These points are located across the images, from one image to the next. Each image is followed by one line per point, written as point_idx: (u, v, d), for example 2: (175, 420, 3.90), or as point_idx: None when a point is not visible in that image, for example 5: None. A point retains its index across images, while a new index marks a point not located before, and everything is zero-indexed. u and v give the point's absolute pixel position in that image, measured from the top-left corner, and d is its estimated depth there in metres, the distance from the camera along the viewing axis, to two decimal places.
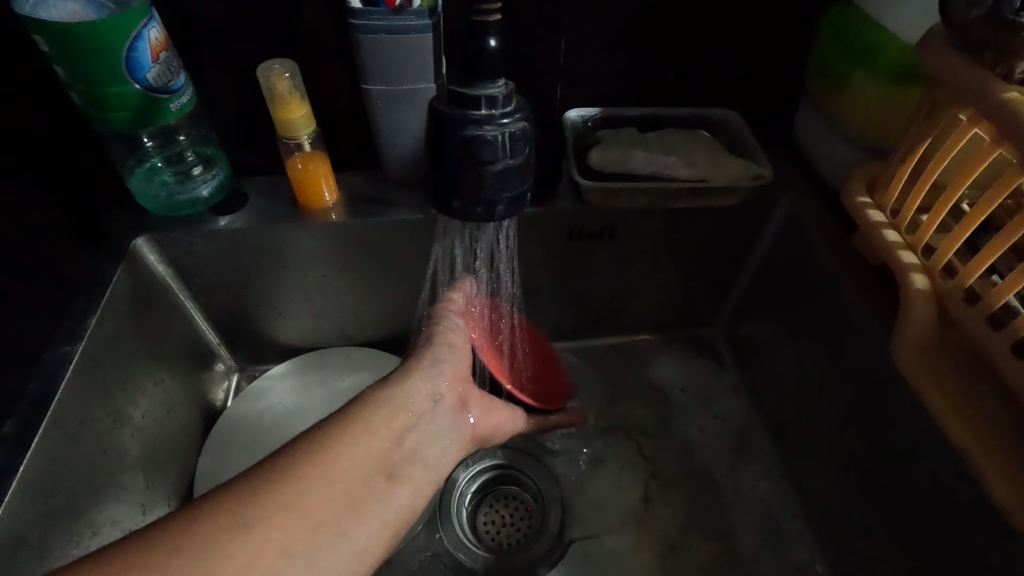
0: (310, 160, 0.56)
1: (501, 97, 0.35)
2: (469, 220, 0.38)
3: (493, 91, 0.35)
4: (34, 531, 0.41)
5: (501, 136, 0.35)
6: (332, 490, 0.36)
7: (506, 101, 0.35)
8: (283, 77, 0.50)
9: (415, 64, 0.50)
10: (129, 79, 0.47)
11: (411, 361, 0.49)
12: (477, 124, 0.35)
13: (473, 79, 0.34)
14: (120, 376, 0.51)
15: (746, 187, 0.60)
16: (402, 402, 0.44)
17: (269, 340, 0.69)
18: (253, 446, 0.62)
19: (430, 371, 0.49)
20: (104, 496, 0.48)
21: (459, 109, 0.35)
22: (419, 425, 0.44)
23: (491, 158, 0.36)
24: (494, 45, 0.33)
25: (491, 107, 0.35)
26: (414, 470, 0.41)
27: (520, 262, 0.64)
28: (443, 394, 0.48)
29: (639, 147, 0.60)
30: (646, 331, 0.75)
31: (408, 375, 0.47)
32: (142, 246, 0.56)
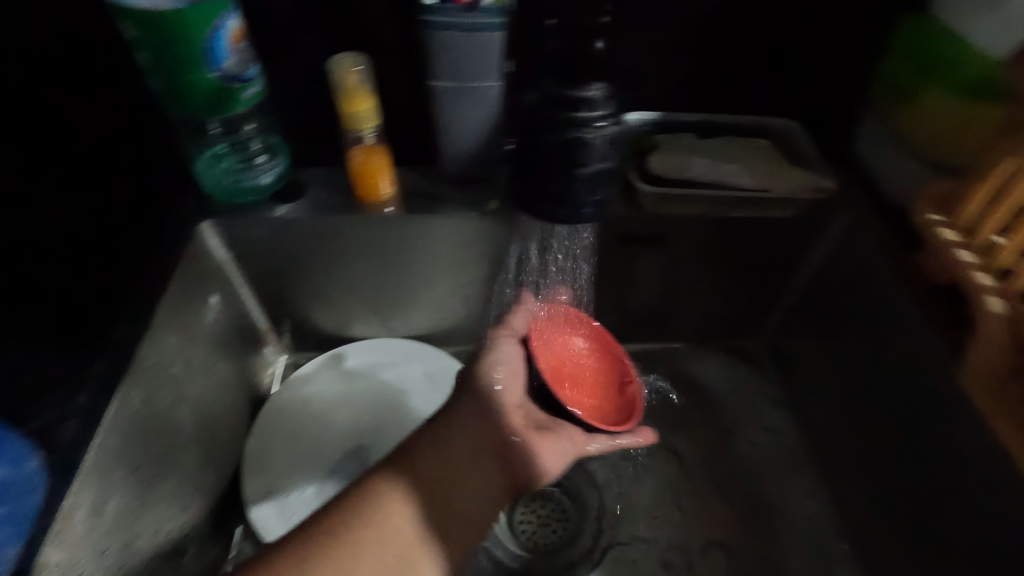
0: (370, 154, 0.55)
1: (598, 99, 0.39)
2: (553, 219, 0.42)
3: (591, 94, 0.39)
4: (99, 526, 0.43)
5: (599, 139, 0.40)
6: (385, 553, 0.40)
7: (601, 105, 0.40)
8: (353, 71, 0.51)
9: (482, 61, 0.51)
10: (206, 67, 0.48)
11: (456, 404, 0.50)
12: (577, 128, 0.39)
13: (572, 83, 0.39)
14: (182, 355, 0.53)
15: (807, 199, 0.60)
16: (447, 454, 0.46)
17: (315, 328, 0.70)
18: (298, 433, 0.64)
19: (477, 417, 0.50)
20: (164, 490, 0.50)
21: (561, 110, 0.40)
22: (466, 477, 0.46)
23: (587, 160, 0.40)
24: (599, 47, 0.38)
25: (590, 109, 0.39)
26: (461, 527, 0.45)
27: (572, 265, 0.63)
28: (488, 440, 0.49)
29: (698, 153, 0.60)
30: (688, 339, 0.74)
31: (453, 422, 0.48)
32: (206, 231, 0.57)
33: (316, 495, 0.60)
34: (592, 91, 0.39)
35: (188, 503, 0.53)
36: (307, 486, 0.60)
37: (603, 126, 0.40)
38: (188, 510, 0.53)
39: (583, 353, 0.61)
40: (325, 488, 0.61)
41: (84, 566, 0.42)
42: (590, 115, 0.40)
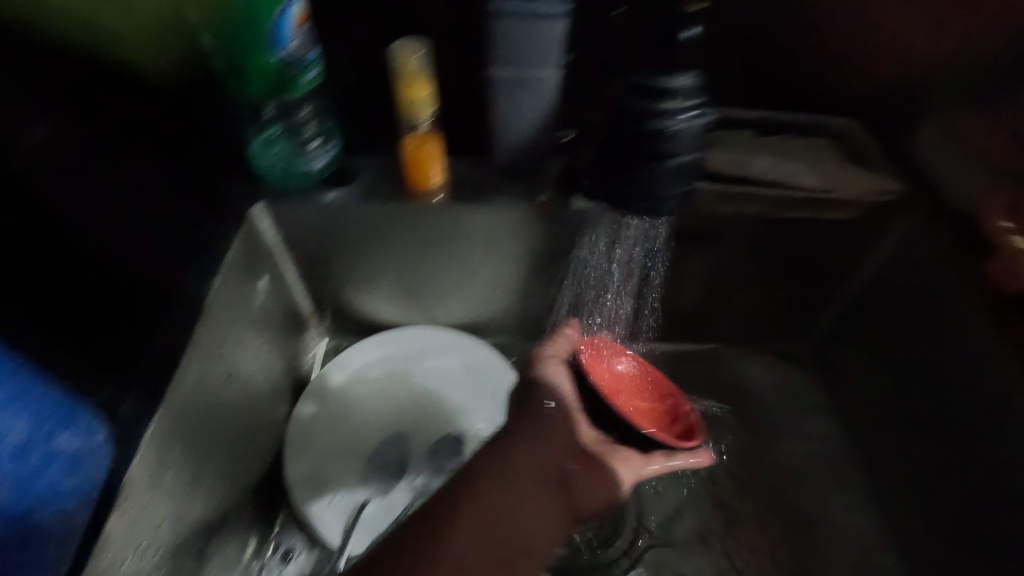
0: (425, 142, 0.55)
1: (684, 88, 0.47)
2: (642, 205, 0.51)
3: (679, 84, 0.47)
4: (158, 499, 0.44)
5: (688, 126, 0.48)
6: None
7: (687, 93, 0.47)
8: (413, 57, 0.50)
9: (544, 50, 0.50)
10: (270, 50, 0.48)
11: (512, 436, 0.52)
12: (666, 117, 0.47)
13: (661, 74, 0.47)
14: (235, 334, 0.54)
15: (872, 200, 0.59)
16: (505, 487, 0.49)
17: (356, 313, 0.71)
18: (337, 416, 0.65)
19: (533, 446, 0.51)
20: (215, 465, 0.51)
21: (650, 101, 0.47)
22: (523, 509, 0.48)
23: (676, 149, 0.48)
24: (682, 37, 0.45)
25: (676, 99, 0.47)
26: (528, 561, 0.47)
27: (619, 265, 0.62)
28: (548, 473, 0.50)
29: (759, 150, 0.59)
30: (731, 341, 0.73)
31: (512, 453, 0.51)
32: (259, 213, 0.57)
33: (358, 480, 0.61)
34: (677, 83, 0.47)
35: (237, 478, 0.54)
36: (349, 469, 0.62)
37: (690, 114, 0.48)
38: (236, 485, 0.54)
39: (630, 373, 0.60)
40: (366, 472, 0.62)
41: (144, 538, 0.43)
42: (677, 104, 0.47)
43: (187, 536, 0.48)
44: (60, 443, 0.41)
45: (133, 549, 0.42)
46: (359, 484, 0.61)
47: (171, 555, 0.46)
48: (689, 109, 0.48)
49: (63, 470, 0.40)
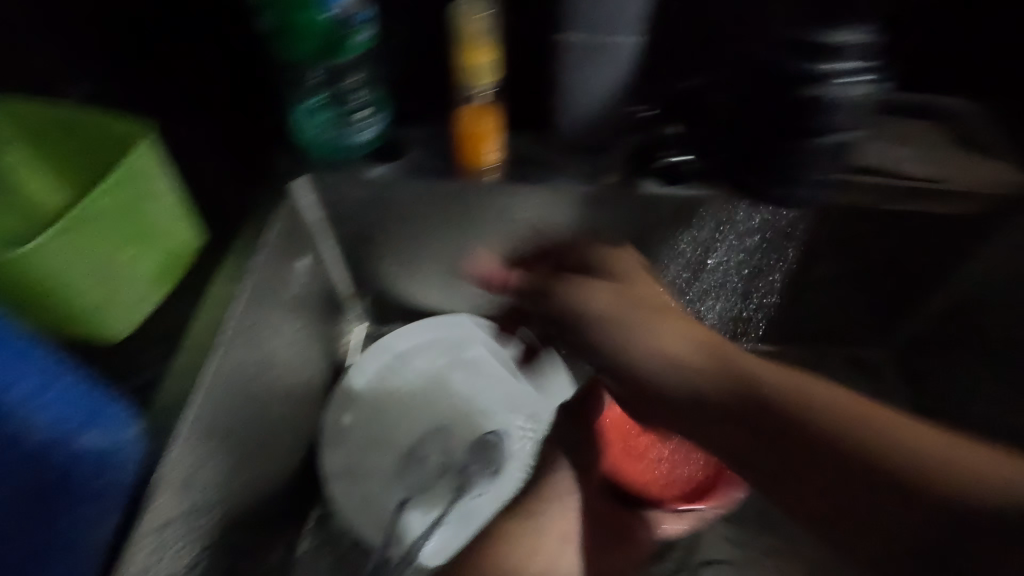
0: (480, 115, 0.50)
1: (851, 45, 0.43)
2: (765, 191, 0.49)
3: (847, 39, 0.43)
4: (189, 495, 0.41)
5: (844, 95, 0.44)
6: None
7: (852, 51, 0.43)
8: (478, 19, 0.44)
9: (621, 13, 0.44)
10: (317, 8, 0.43)
11: (537, 504, 0.47)
12: (823, 82, 0.43)
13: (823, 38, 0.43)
14: (270, 319, 0.50)
15: (987, 198, 0.50)
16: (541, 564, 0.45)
17: (398, 297, 0.66)
18: (375, 404, 0.61)
19: (564, 527, 0.47)
20: (252, 457, 0.48)
21: (800, 59, 0.44)
22: None
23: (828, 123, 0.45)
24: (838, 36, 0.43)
25: (839, 54, 0.43)
26: None
27: (739, 237, 0.55)
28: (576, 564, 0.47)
29: (872, 136, 0.53)
30: (803, 343, 0.66)
31: (541, 515, 0.47)
32: (300, 186, 0.53)
33: (397, 475, 0.58)
34: (837, 39, 0.43)
35: (273, 470, 0.51)
36: (386, 462, 0.58)
37: (854, 75, 0.44)
38: (271, 477, 0.51)
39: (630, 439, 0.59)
40: (405, 465, 0.58)
41: (173, 542, 0.40)
42: (839, 65, 0.43)
43: (219, 532, 0.45)
44: (83, 445, 0.35)
45: (164, 554, 0.39)
46: (396, 480, 0.58)
47: (199, 556, 0.43)
48: (849, 70, 0.43)
49: (86, 474, 0.35)
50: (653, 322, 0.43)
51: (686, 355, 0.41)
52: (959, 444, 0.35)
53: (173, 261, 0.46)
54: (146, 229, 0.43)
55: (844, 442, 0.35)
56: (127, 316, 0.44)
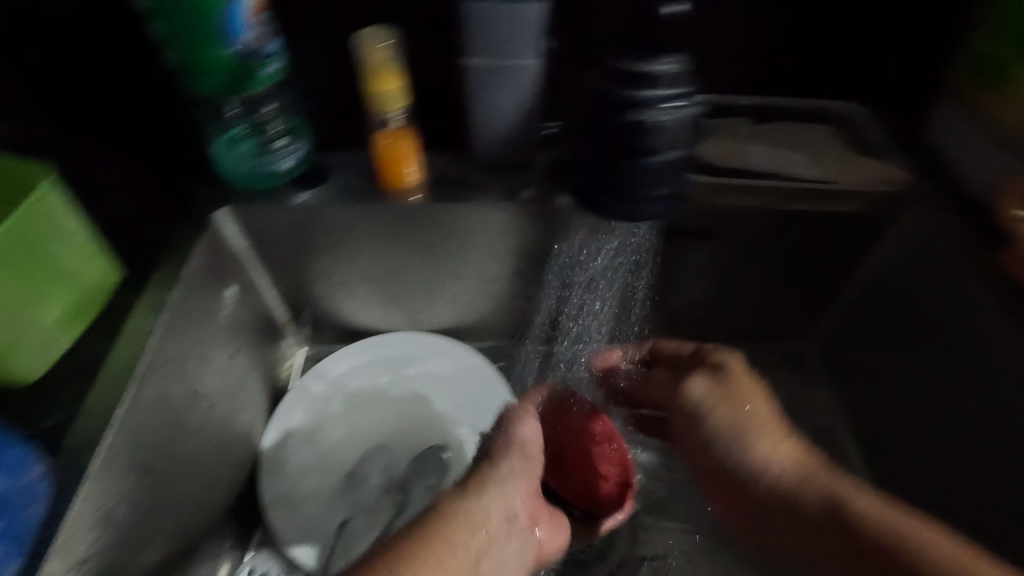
0: (397, 138, 0.52)
1: (672, 74, 0.36)
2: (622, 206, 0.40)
3: (665, 68, 0.36)
4: (106, 537, 0.41)
5: (672, 121, 0.37)
6: None
7: (674, 80, 0.37)
8: (380, 48, 0.47)
9: (521, 37, 0.46)
10: (220, 42, 0.43)
11: (485, 468, 0.44)
12: (648, 108, 0.37)
13: (647, 58, 0.37)
14: (196, 351, 0.50)
15: (879, 193, 0.53)
16: (480, 519, 0.40)
17: (336, 319, 0.67)
18: (314, 427, 0.61)
19: (505, 485, 0.43)
20: (176, 491, 0.47)
21: (628, 88, 0.37)
22: (492, 550, 0.40)
23: (653, 147, 0.37)
24: (669, 58, 0.37)
25: (662, 85, 0.37)
26: None
27: (624, 249, 0.56)
28: (516, 513, 0.43)
29: (758, 139, 0.54)
30: (734, 341, 0.68)
31: (484, 488, 0.42)
32: (222, 217, 0.54)
33: (335, 497, 0.58)
34: (658, 67, 0.36)
35: (200, 502, 0.51)
36: (326, 486, 0.59)
37: (675, 103, 0.37)
38: (199, 510, 0.51)
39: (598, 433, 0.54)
40: (345, 489, 0.59)
41: None
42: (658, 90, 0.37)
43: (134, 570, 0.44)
44: None
45: None
46: (336, 504, 0.58)
47: None
48: (672, 97, 0.37)
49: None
50: (750, 432, 0.46)
51: (782, 462, 0.44)
52: (928, 522, 0.38)
53: (83, 296, 0.44)
54: (43, 267, 0.41)
55: (855, 535, 0.39)
56: (36, 358, 0.42)
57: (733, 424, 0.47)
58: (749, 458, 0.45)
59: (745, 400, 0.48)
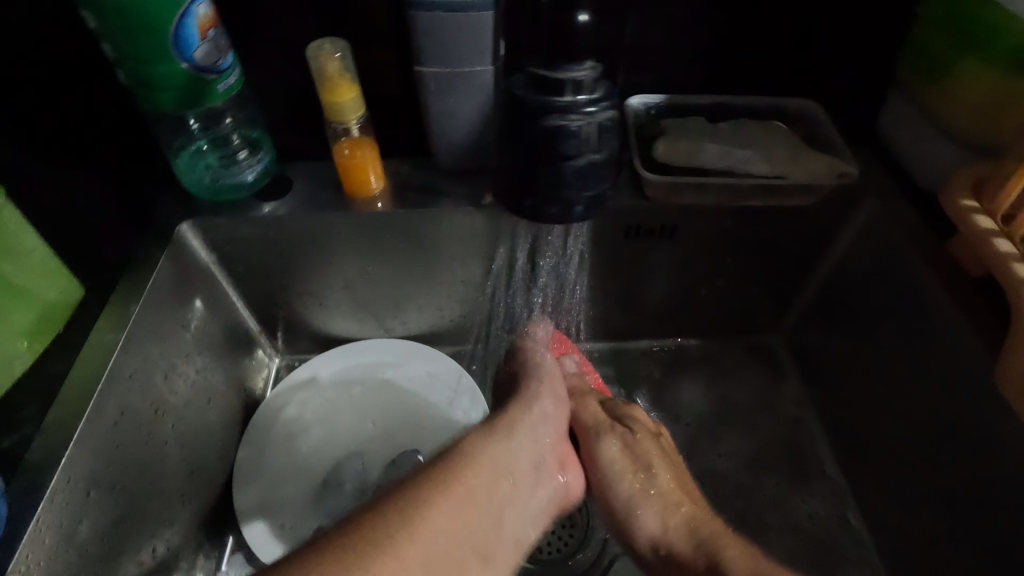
0: (358, 146, 0.53)
1: (587, 80, 0.32)
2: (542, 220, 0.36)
3: (579, 74, 0.32)
4: (73, 552, 0.40)
5: (587, 126, 0.32)
6: (450, 546, 0.35)
7: (591, 85, 0.32)
8: (333, 58, 0.48)
9: (473, 45, 0.47)
10: (175, 58, 0.44)
11: (518, 412, 0.48)
12: (561, 113, 0.32)
13: (559, 61, 0.32)
14: (161, 365, 0.50)
15: (827, 186, 0.53)
16: (508, 461, 0.43)
17: (310, 328, 0.67)
18: (288, 436, 0.61)
19: (535, 429, 0.48)
20: (149, 505, 0.47)
21: (542, 94, 0.32)
22: (519, 491, 0.43)
23: (572, 152, 0.33)
24: (584, 20, 0.32)
25: (576, 92, 0.32)
26: (506, 541, 0.40)
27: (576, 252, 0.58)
28: (542, 458, 0.47)
29: (711, 137, 0.54)
30: (707, 336, 0.69)
31: (514, 430, 0.46)
32: (186, 232, 0.54)
33: (311, 505, 0.58)
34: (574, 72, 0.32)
35: (176, 515, 0.51)
36: (302, 493, 0.59)
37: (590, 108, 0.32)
38: (175, 523, 0.51)
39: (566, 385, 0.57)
40: (319, 497, 0.59)
41: None
42: (573, 94, 0.32)
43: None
44: None
45: None
46: (311, 512, 0.58)
47: None
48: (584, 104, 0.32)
49: None
50: (651, 497, 0.50)
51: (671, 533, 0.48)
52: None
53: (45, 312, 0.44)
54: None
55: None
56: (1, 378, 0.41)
57: (639, 495, 0.51)
58: (636, 524, 0.50)
59: (651, 470, 0.51)
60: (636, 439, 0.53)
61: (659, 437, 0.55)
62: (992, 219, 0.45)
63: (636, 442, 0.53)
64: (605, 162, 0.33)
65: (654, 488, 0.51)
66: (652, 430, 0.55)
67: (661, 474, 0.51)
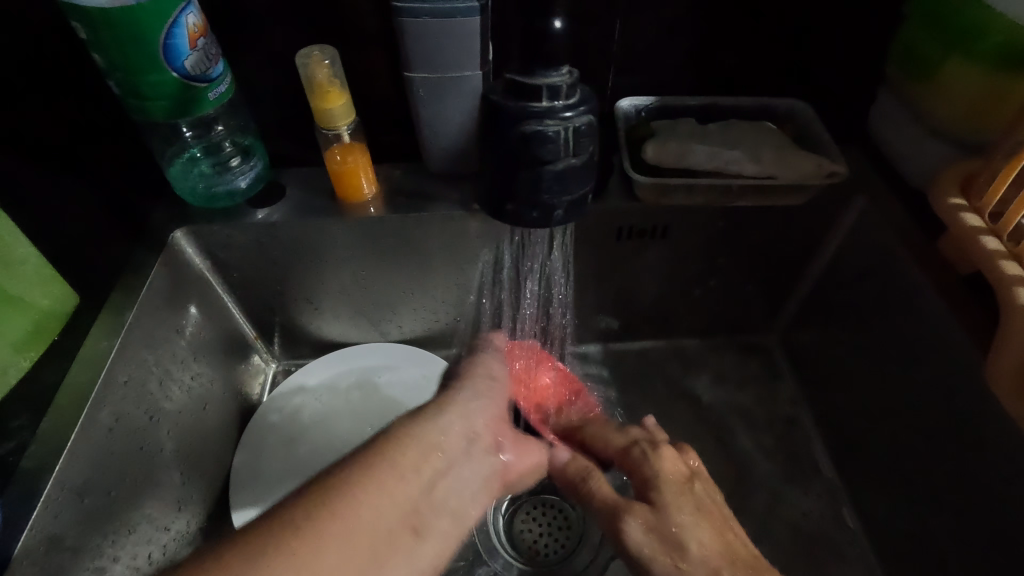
0: (349, 152, 0.54)
1: (565, 86, 0.27)
2: (521, 229, 0.30)
3: (556, 80, 0.27)
4: (69, 559, 0.41)
5: (564, 131, 0.27)
6: (352, 545, 0.35)
7: (570, 91, 0.28)
8: (322, 65, 0.48)
9: (460, 50, 0.47)
10: (166, 67, 0.45)
11: (449, 397, 0.47)
12: (537, 119, 0.27)
13: (533, 64, 0.27)
14: (157, 372, 0.51)
15: (818, 185, 0.53)
16: (435, 441, 0.43)
17: (307, 333, 0.67)
18: (285, 441, 0.61)
19: (466, 410, 0.47)
20: (146, 511, 0.48)
21: (517, 100, 0.28)
22: (452, 471, 0.43)
23: (550, 156, 0.28)
24: (560, 27, 0.26)
25: (553, 98, 0.28)
26: (440, 522, 0.41)
27: (568, 254, 0.58)
28: (479, 435, 0.46)
29: (700, 139, 0.55)
30: (702, 335, 0.69)
31: (443, 411, 0.45)
32: (180, 240, 0.54)
33: None
34: (551, 78, 0.27)
35: (172, 521, 0.51)
36: None
37: (570, 111, 0.28)
38: (172, 529, 0.51)
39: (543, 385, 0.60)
40: None
41: None
42: (548, 97, 0.27)
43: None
44: None
45: None
46: None
47: None
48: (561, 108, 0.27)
49: None
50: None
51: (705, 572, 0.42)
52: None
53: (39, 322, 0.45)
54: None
55: None
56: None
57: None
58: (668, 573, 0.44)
59: (683, 545, 0.43)
60: (662, 514, 0.45)
61: (689, 485, 0.47)
62: (980, 217, 0.45)
63: (661, 512, 0.45)
64: (587, 165, 0.29)
65: (692, 565, 0.42)
66: (684, 474, 0.48)
67: (694, 542, 0.43)
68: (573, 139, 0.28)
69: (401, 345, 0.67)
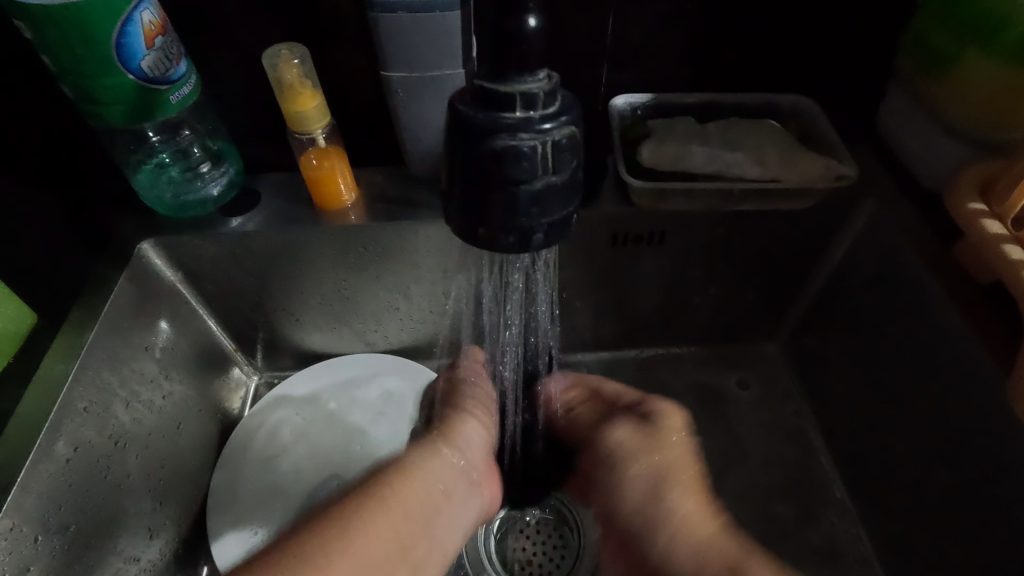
0: (325, 156, 0.51)
1: (542, 94, 0.24)
2: (496, 254, 0.27)
3: (532, 87, 0.24)
4: None
5: (542, 146, 0.24)
6: None
7: (548, 100, 0.24)
8: (292, 64, 0.45)
9: (440, 47, 0.43)
10: (121, 68, 0.41)
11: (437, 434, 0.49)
12: (510, 132, 0.24)
13: (503, 70, 0.24)
14: (121, 396, 0.48)
15: (825, 188, 0.50)
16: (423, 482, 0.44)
17: (289, 345, 0.64)
18: (262, 460, 0.58)
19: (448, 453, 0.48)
20: (105, 546, 0.45)
21: (487, 111, 0.24)
22: (441, 508, 0.44)
23: (525, 175, 0.25)
24: (534, 27, 0.23)
25: (529, 108, 0.24)
26: (431, 555, 0.42)
27: (556, 262, 0.55)
28: (466, 470, 0.48)
29: (698, 140, 0.51)
30: (702, 342, 0.66)
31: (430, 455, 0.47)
32: (148, 251, 0.51)
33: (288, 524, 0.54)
34: (527, 85, 0.24)
35: (142, 551, 0.48)
36: (274, 516, 0.54)
37: (546, 121, 0.24)
38: (142, 560, 0.48)
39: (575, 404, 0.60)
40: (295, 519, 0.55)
41: None
42: (520, 105, 0.24)
43: None
44: None
45: None
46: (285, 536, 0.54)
47: None
48: (536, 118, 0.24)
49: None
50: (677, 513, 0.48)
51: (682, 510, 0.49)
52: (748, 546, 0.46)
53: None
54: None
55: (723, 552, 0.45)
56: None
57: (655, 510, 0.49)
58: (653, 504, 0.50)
59: (667, 468, 0.51)
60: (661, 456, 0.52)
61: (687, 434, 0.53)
62: (1002, 224, 0.42)
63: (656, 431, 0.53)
64: (568, 185, 0.26)
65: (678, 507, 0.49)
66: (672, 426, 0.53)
67: (680, 481, 0.50)
68: (550, 154, 0.24)
69: (381, 360, 0.63)
